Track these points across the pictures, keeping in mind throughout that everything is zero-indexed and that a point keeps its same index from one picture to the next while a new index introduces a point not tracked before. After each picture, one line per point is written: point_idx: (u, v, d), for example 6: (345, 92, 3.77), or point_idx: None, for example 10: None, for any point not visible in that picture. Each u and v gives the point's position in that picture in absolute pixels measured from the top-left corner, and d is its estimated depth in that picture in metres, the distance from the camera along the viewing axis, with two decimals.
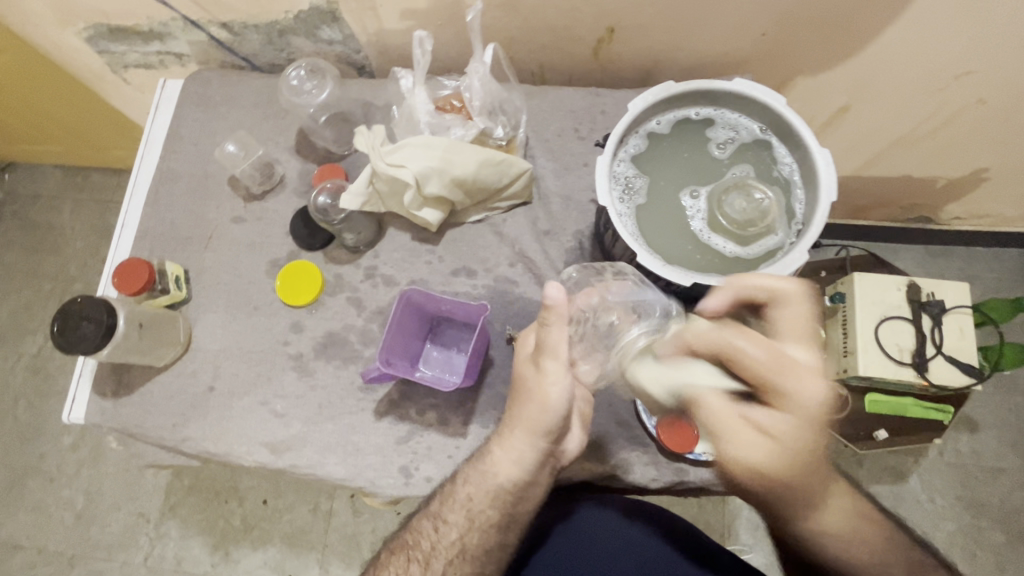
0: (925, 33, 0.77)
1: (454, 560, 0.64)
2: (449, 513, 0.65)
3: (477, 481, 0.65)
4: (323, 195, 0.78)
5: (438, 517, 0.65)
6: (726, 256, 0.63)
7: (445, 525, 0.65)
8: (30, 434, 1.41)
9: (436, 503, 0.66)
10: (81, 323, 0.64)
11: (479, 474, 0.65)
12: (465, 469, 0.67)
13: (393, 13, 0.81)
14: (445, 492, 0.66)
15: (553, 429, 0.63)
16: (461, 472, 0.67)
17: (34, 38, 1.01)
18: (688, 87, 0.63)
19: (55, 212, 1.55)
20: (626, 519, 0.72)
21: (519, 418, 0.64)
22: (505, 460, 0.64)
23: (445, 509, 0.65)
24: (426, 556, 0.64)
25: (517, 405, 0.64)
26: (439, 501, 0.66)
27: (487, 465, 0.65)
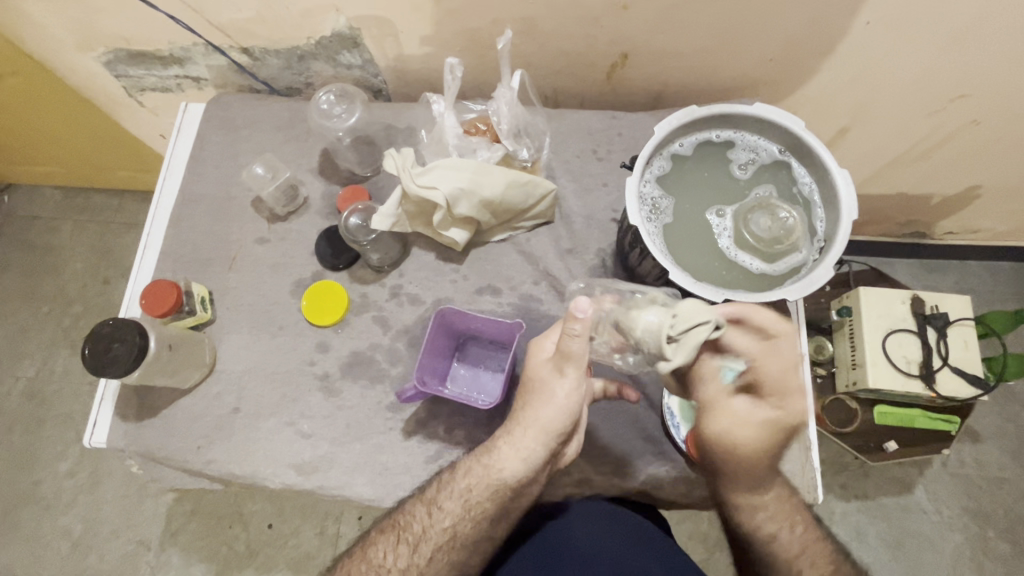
0: (924, 60, 0.81)
1: (443, 546, 0.64)
2: (444, 500, 0.64)
3: (479, 473, 0.64)
4: (353, 217, 0.79)
5: (434, 502, 0.65)
6: (752, 273, 0.65)
7: (440, 511, 0.64)
8: (26, 460, 1.37)
9: (431, 490, 0.66)
10: (113, 345, 0.65)
11: (484, 468, 0.64)
12: (467, 458, 0.66)
13: (414, 40, 0.83)
14: (441, 478, 0.66)
15: (564, 432, 0.63)
16: (461, 463, 0.66)
17: (50, 63, 1.02)
18: (711, 111, 0.65)
19: (56, 235, 1.54)
20: (608, 524, 0.72)
21: (531, 414, 0.63)
22: (514, 459, 0.63)
23: (444, 495, 0.65)
24: (415, 538, 0.64)
25: (530, 402, 0.64)
26: (436, 486, 0.66)
27: (492, 460, 0.64)
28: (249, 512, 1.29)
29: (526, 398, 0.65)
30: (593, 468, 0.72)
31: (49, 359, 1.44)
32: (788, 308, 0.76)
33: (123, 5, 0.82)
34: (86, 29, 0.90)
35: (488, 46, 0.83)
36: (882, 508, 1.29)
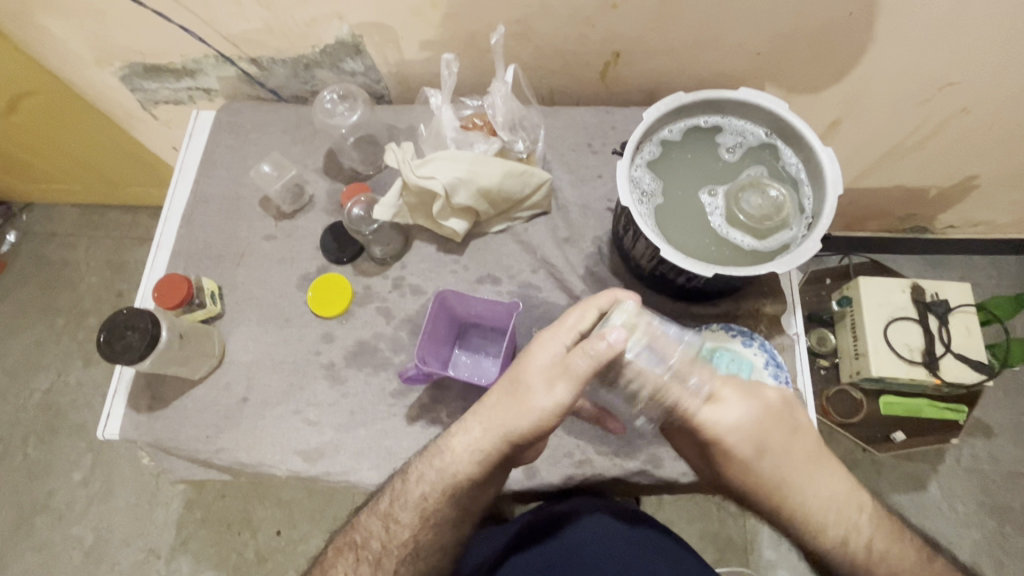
0: (907, 51, 0.82)
1: (405, 559, 0.65)
2: (400, 513, 0.65)
3: (434, 479, 0.64)
4: (356, 208, 0.82)
5: (389, 518, 0.66)
6: (744, 249, 0.67)
7: (397, 525, 0.65)
8: (41, 470, 1.39)
9: (381, 505, 0.66)
10: (126, 333, 0.68)
11: (434, 474, 0.64)
12: (418, 470, 0.65)
13: (414, 45, 0.87)
14: (393, 497, 0.66)
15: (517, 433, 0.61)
16: (410, 474, 0.66)
17: (69, 79, 1.06)
18: (697, 97, 0.68)
19: (73, 250, 1.59)
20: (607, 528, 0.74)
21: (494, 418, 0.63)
22: (473, 467, 0.63)
23: (398, 510, 0.65)
24: (374, 555, 0.65)
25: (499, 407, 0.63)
26: (388, 503, 0.66)
27: (445, 467, 0.64)
28: (259, 519, 1.30)
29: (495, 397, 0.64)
30: (593, 449, 0.73)
31: (63, 370, 1.48)
32: (782, 289, 0.79)
33: (138, 19, 0.87)
34: (104, 44, 0.94)
35: (484, 49, 0.87)
36: (895, 506, 1.26)
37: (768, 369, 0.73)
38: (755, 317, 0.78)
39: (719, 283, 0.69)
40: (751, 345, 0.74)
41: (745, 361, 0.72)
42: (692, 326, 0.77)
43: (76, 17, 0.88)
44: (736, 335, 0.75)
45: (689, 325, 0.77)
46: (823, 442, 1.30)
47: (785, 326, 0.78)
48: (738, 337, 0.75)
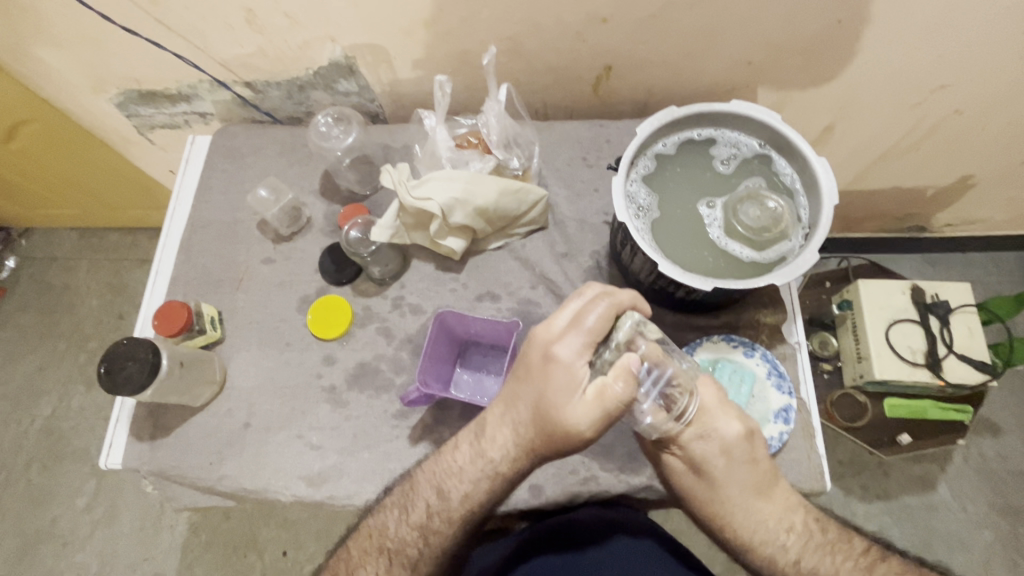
0: (895, 56, 0.83)
1: (439, 562, 0.66)
2: (439, 524, 0.65)
3: (477, 490, 0.64)
4: (353, 230, 0.83)
5: (426, 529, 0.65)
6: (743, 261, 0.67)
7: (437, 534, 0.65)
8: (44, 498, 1.38)
9: (415, 514, 0.65)
10: (127, 364, 0.68)
11: (484, 492, 0.64)
12: (452, 479, 0.65)
13: (407, 64, 0.87)
14: (425, 506, 0.65)
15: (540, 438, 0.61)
16: (442, 483, 0.65)
17: (65, 106, 1.07)
18: (690, 111, 0.69)
19: (72, 274, 1.59)
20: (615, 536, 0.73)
21: (535, 434, 0.62)
22: (514, 468, 0.64)
23: (435, 522, 0.65)
24: (411, 561, 0.65)
25: (555, 447, 0.61)
26: (423, 513, 0.65)
27: (490, 476, 0.64)
28: (264, 539, 1.29)
29: (529, 412, 0.62)
30: (598, 465, 0.73)
31: (65, 396, 1.47)
32: (781, 298, 0.79)
33: (132, 46, 0.87)
34: (98, 71, 0.95)
35: (476, 66, 0.87)
36: (904, 508, 1.25)
37: (771, 380, 0.75)
38: (755, 327, 0.78)
39: (720, 294, 0.69)
40: (753, 356, 0.76)
41: (746, 371, 0.75)
42: (693, 338, 0.77)
43: (72, 48, 0.89)
44: (738, 346, 0.76)
45: (690, 337, 0.77)
46: (828, 445, 1.30)
47: (786, 335, 0.77)
48: (740, 348, 0.76)
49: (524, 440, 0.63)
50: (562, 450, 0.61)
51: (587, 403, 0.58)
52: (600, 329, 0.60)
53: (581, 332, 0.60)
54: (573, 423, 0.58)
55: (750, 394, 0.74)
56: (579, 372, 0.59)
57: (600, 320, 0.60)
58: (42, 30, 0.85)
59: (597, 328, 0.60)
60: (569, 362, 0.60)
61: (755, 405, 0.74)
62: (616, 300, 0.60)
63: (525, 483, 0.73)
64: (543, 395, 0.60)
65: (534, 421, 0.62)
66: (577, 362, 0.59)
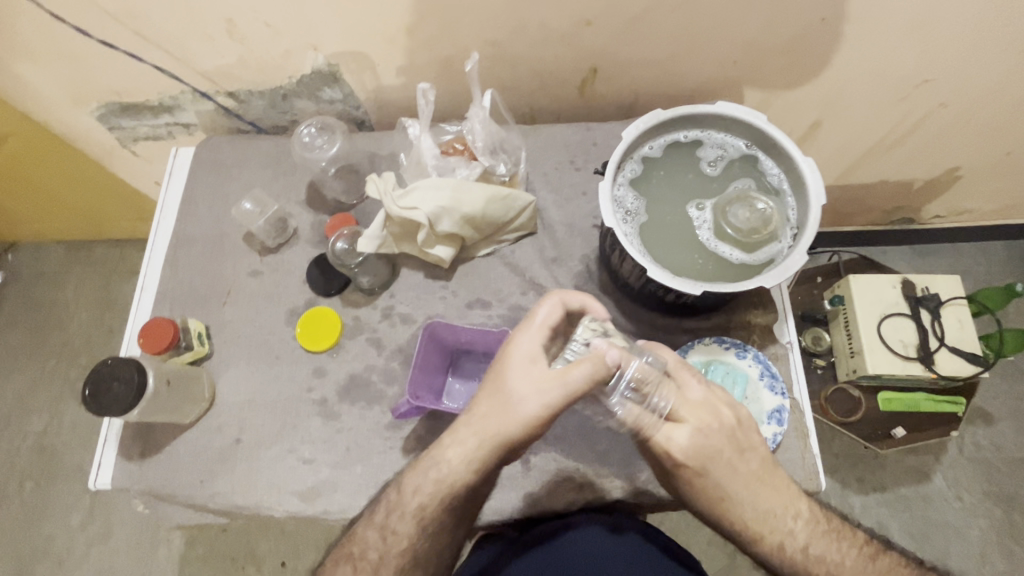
0: (877, 52, 0.83)
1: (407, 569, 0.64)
2: (398, 524, 0.63)
3: (433, 491, 0.63)
4: (340, 241, 0.82)
5: (386, 529, 0.64)
6: (733, 263, 0.67)
7: (395, 536, 0.64)
8: (38, 516, 1.37)
9: (377, 515, 0.65)
10: (113, 385, 0.67)
11: (442, 493, 0.62)
12: (413, 478, 0.64)
13: (391, 71, 0.86)
14: (386, 505, 0.65)
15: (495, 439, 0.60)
16: (407, 483, 0.64)
17: (45, 120, 1.05)
18: (676, 113, 0.68)
19: (60, 288, 1.57)
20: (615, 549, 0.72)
21: (492, 435, 0.60)
22: (471, 469, 0.61)
23: (400, 523, 0.63)
24: (372, 564, 0.64)
25: (514, 435, 0.60)
26: (385, 513, 0.64)
27: (454, 474, 0.62)
28: (262, 551, 1.28)
29: (489, 404, 0.62)
30: (592, 471, 0.72)
31: (57, 412, 1.45)
32: (772, 299, 0.78)
33: (111, 60, 0.86)
34: (78, 85, 0.93)
35: (461, 71, 0.86)
36: (901, 500, 1.26)
37: (763, 381, 0.75)
38: (747, 328, 0.77)
39: (710, 297, 0.68)
40: (746, 357, 0.76)
41: (739, 372, 0.75)
42: (685, 341, 0.77)
43: (49, 61, 0.87)
44: (730, 348, 0.76)
45: (682, 340, 0.77)
46: (824, 440, 1.30)
47: (778, 336, 0.77)
48: (732, 349, 0.76)
49: (482, 432, 0.61)
50: (522, 438, 0.60)
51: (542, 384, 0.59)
52: (549, 322, 0.63)
53: (531, 327, 0.63)
54: (526, 404, 0.59)
55: (743, 396, 0.74)
56: (535, 360, 0.61)
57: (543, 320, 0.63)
58: (19, 45, 0.84)
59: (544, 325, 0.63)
60: (523, 351, 0.62)
61: (748, 407, 0.74)
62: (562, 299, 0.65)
63: (520, 491, 0.72)
64: (502, 403, 0.61)
65: (493, 422, 0.60)
66: (530, 350, 0.62)
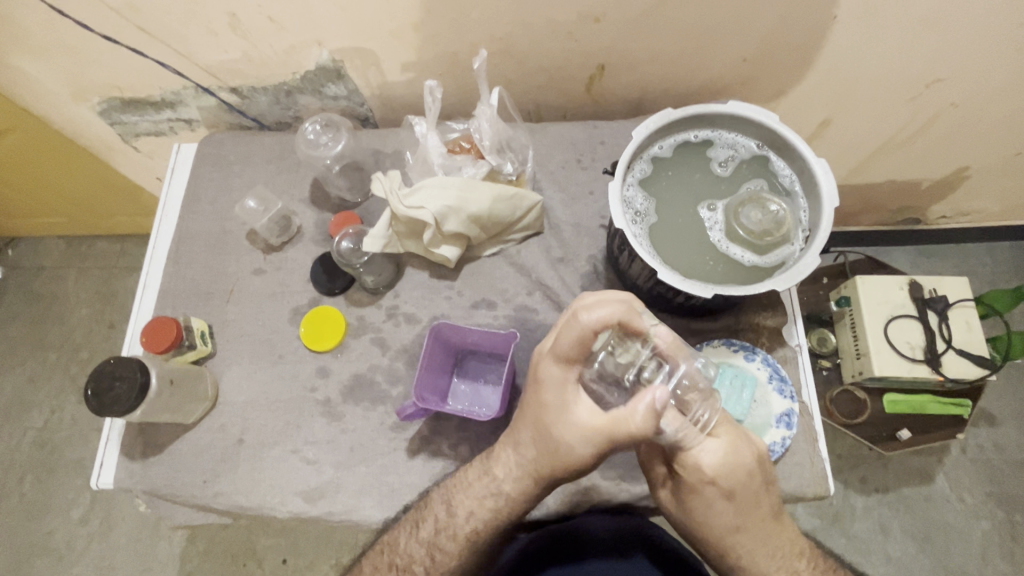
0: (888, 51, 0.82)
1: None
2: (444, 541, 0.65)
3: (483, 509, 0.65)
4: (345, 241, 0.81)
5: (432, 545, 0.66)
6: (744, 265, 0.66)
7: (443, 551, 0.66)
8: (38, 511, 1.36)
9: (424, 532, 0.65)
10: (115, 384, 0.66)
11: (489, 509, 0.65)
12: (460, 496, 0.65)
13: (396, 67, 0.85)
14: (433, 523, 0.65)
15: (535, 467, 0.62)
16: (451, 500, 0.66)
17: (46, 114, 1.04)
18: (687, 112, 0.67)
19: (61, 283, 1.56)
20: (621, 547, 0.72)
21: (535, 457, 0.62)
22: (517, 489, 0.64)
23: (443, 539, 0.65)
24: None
25: (556, 468, 0.60)
26: (431, 531, 0.65)
27: (495, 493, 0.64)
28: (263, 548, 1.28)
29: (530, 433, 0.62)
30: (601, 476, 0.71)
31: (57, 407, 1.45)
32: (781, 300, 0.78)
33: (113, 54, 0.85)
34: (79, 80, 0.92)
35: (467, 68, 0.85)
36: (905, 501, 1.25)
37: (772, 384, 0.74)
38: (755, 331, 0.77)
39: (721, 300, 0.68)
40: (754, 360, 0.75)
41: (747, 375, 0.74)
42: (693, 343, 0.76)
43: (48, 55, 0.86)
44: (739, 350, 0.75)
45: (690, 342, 0.76)
46: (828, 441, 1.30)
47: (786, 338, 0.77)
48: (741, 352, 0.75)
49: (526, 461, 0.63)
50: (559, 473, 0.61)
51: (585, 424, 0.57)
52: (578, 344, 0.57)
53: (560, 355, 0.59)
54: (568, 447, 0.59)
55: (752, 399, 0.73)
56: (571, 392, 0.59)
57: (572, 340, 0.57)
58: (20, 38, 0.83)
59: (575, 342, 0.57)
60: (558, 381, 0.60)
61: (756, 410, 0.73)
62: (595, 315, 0.56)
63: None
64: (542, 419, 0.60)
65: (534, 444, 0.61)
66: (563, 382, 0.59)
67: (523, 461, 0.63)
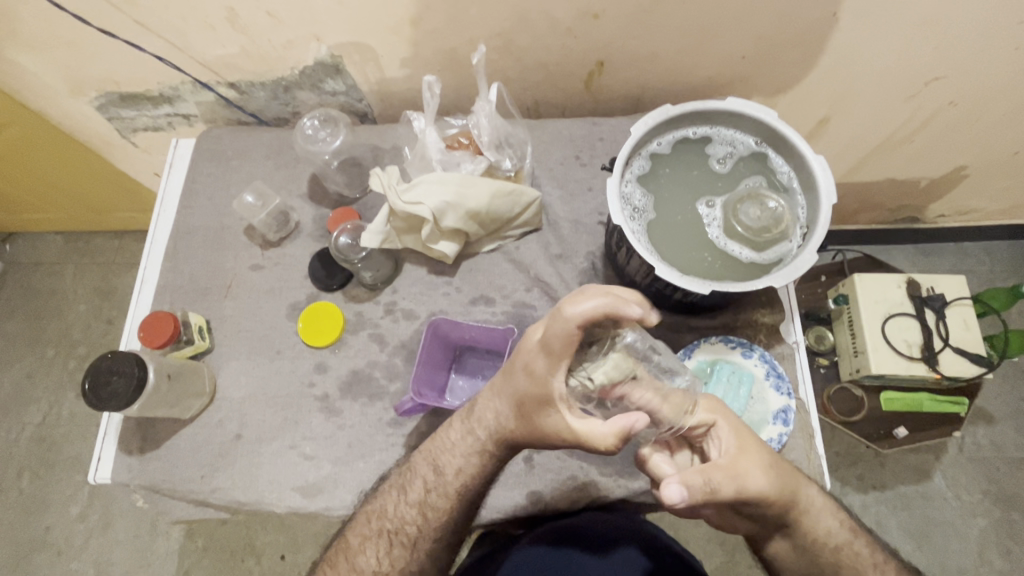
0: (887, 48, 0.82)
1: (440, 538, 0.67)
2: (434, 500, 0.66)
3: (470, 465, 0.65)
4: (343, 236, 0.81)
5: (423, 506, 0.66)
6: (742, 261, 0.66)
7: (434, 510, 0.66)
8: (37, 506, 1.36)
9: (413, 493, 0.66)
10: (112, 379, 0.66)
11: (474, 467, 0.65)
12: (446, 453, 0.66)
13: (395, 63, 0.85)
14: (422, 484, 0.66)
15: (514, 433, 0.62)
16: (437, 458, 0.66)
17: (43, 109, 1.03)
18: (685, 108, 0.67)
19: (59, 279, 1.56)
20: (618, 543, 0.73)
21: (515, 417, 0.62)
22: (500, 445, 0.64)
23: (432, 496, 0.66)
24: (411, 539, 0.66)
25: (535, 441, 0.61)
26: (421, 491, 0.66)
27: (479, 451, 0.65)
28: (262, 544, 1.28)
29: (509, 404, 0.62)
30: (599, 470, 0.72)
31: (55, 403, 1.45)
32: (779, 297, 0.78)
33: (110, 48, 0.85)
34: (77, 74, 0.92)
35: (465, 64, 0.85)
36: (901, 499, 1.26)
37: (770, 381, 0.74)
38: (753, 328, 0.77)
39: (719, 297, 0.68)
40: (752, 357, 0.75)
41: (745, 372, 0.75)
42: (690, 340, 0.77)
43: (45, 49, 0.86)
44: (736, 347, 0.75)
45: (687, 339, 0.77)
46: (825, 438, 1.30)
47: (784, 335, 0.77)
48: (738, 349, 0.75)
49: (505, 430, 0.63)
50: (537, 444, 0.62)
51: (565, 423, 0.57)
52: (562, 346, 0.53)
53: (546, 352, 0.55)
54: (544, 429, 0.59)
55: (749, 396, 0.74)
56: (555, 387, 0.56)
57: (558, 339, 0.53)
58: (17, 32, 0.82)
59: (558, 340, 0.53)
60: (543, 377, 0.57)
61: (754, 406, 0.74)
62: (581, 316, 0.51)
63: (523, 488, 0.72)
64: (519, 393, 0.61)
65: (514, 408, 0.62)
66: (548, 382, 0.56)
67: (506, 431, 0.63)
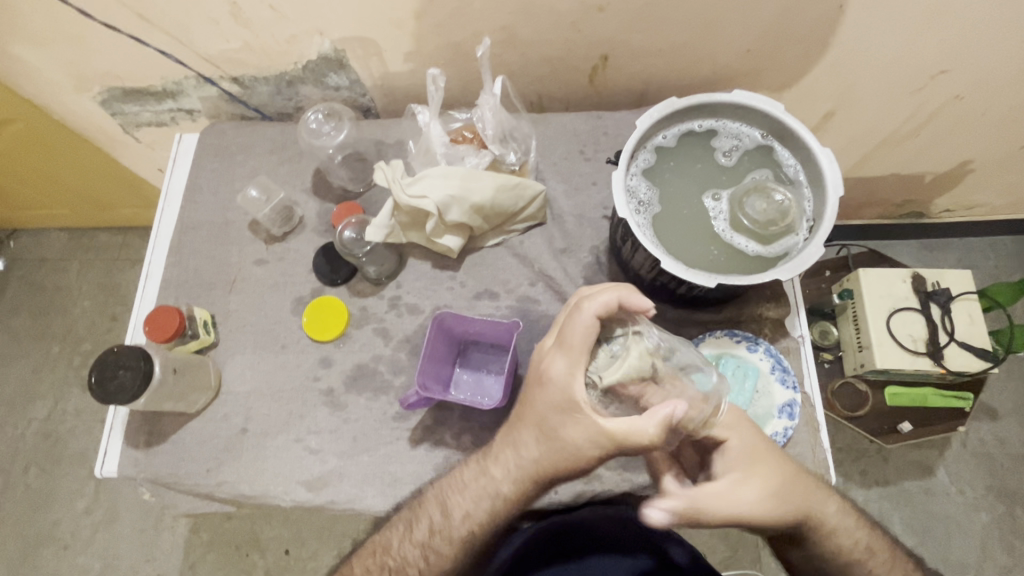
0: (894, 41, 0.81)
1: None
2: (440, 543, 0.65)
3: (479, 509, 0.64)
4: (348, 230, 0.81)
5: (427, 547, 0.65)
6: (749, 255, 0.66)
7: (437, 554, 0.65)
8: (43, 501, 1.37)
9: (418, 533, 0.65)
10: (118, 372, 0.67)
11: (483, 511, 0.64)
12: (456, 497, 0.65)
13: (399, 57, 0.85)
14: (427, 525, 0.65)
15: (538, 468, 0.62)
16: (446, 501, 0.65)
17: (47, 105, 1.03)
18: (691, 101, 0.67)
19: (63, 275, 1.56)
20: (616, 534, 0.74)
21: (537, 455, 0.61)
22: (515, 489, 0.63)
23: (436, 540, 0.65)
24: None
25: (560, 467, 0.60)
26: (425, 532, 0.65)
27: (491, 494, 0.63)
28: (267, 538, 1.28)
29: (533, 434, 0.62)
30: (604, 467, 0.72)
31: (60, 399, 1.45)
32: (785, 291, 0.77)
33: (114, 43, 0.84)
34: (80, 69, 0.91)
35: (469, 58, 0.85)
36: (905, 494, 1.25)
37: (775, 374, 0.74)
38: (758, 322, 0.77)
39: (725, 290, 0.67)
40: (757, 350, 0.75)
41: (750, 366, 0.74)
42: (695, 333, 0.76)
43: (48, 44, 0.86)
44: (741, 341, 0.75)
45: (692, 333, 0.76)
46: (829, 434, 1.30)
47: (789, 329, 0.76)
48: (743, 343, 0.75)
49: (527, 461, 0.62)
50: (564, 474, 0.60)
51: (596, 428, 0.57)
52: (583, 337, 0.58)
53: (565, 348, 0.59)
54: (573, 445, 0.59)
55: (755, 389, 0.74)
56: (577, 390, 0.58)
57: (580, 333, 0.57)
58: (20, 27, 0.82)
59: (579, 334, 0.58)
60: (566, 380, 0.58)
61: (759, 400, 0.73)
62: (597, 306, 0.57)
63: None
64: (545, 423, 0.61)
65: (538, 445, 0.61)
66: (571, 379, 0.58)
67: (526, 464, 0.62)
